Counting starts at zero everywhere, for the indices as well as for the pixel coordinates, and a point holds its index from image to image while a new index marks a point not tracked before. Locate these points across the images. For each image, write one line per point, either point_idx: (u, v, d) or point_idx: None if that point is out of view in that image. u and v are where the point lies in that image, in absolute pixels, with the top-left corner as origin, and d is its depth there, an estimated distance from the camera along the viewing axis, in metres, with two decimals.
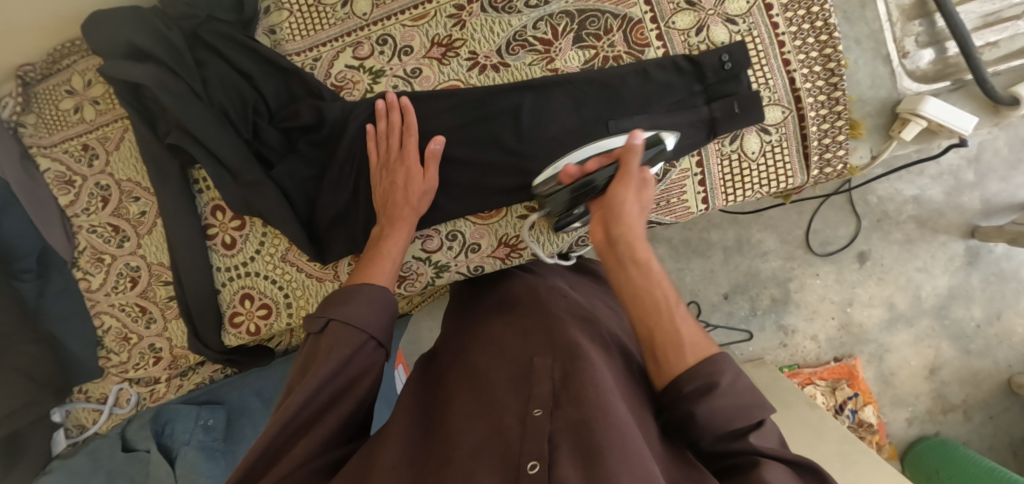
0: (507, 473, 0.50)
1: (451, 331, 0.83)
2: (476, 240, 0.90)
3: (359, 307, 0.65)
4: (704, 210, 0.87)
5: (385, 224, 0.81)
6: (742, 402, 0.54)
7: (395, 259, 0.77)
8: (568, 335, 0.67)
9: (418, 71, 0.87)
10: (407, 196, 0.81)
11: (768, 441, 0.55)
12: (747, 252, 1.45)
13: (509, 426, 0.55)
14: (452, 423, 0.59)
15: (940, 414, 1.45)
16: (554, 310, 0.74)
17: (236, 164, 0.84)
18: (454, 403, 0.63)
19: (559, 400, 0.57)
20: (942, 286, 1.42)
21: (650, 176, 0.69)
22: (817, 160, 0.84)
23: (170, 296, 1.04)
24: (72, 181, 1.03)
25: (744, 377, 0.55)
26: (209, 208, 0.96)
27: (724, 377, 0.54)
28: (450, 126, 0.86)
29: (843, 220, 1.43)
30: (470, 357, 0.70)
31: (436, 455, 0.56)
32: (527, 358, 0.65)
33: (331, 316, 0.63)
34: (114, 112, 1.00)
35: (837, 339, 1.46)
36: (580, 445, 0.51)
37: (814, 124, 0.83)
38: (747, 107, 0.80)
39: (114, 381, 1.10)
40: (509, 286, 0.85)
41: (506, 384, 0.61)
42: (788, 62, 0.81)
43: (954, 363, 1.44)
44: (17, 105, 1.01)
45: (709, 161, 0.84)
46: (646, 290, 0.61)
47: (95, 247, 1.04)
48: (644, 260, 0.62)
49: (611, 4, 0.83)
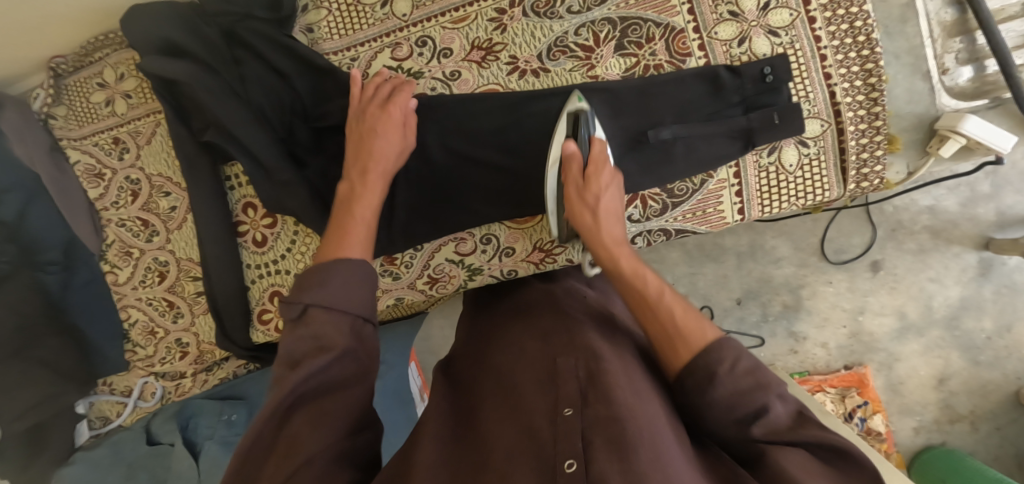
0: (544, 475, 0.50)
1: (467, 332, 0.84)
2: (511, 244, 0.90)
3: (334, 287, 0.60)
4: (740, 220, 0.87)
5: (355, 182, 0.76)
6: (743, 385, 0.55)
7: (370, 225, 0.72)
8: (589, 337, 0.67)
9: (457, 74, 0.87)
10: (387, 152, 0.78)
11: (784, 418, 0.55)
12: (761, 258, 1.47)
13: (541, 426, 0.55)
14: (490, 428, 0.59)
15: (947, 424, 1.46)
16: (573, 312, 0.74)
17: (272, 161, 0.83)
18: (486, 407, 0.63)
19: (587, 399, 0.58)
20: (954, 297, 1.44)
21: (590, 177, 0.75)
22: (853, 174, 0.84)
23: (199, 291, 1.03)
24: (101, 174, 1.03)
25: (745, 359, 0.57)
26: (241, 205, 0.96)
27: (722, 365, 0.56)
28: (490, 130, 0.86)
29: (858, 230, 1.44)
30: (492, 360, 0.71)
31: (473, 458, 0.56)
32: (550, 360, 0.65)
33: (310, 303, 0.58)
34: (146, 106, 0.99)
35: (847, 347, 1.48)
36: (612, 441, 0.52)
37: (853, 138, 0.83)
38: (786, 118, 0.80)
39: (139, 375, 1.10)
40: (524, 292, 0.85)
41: (531, 385, 0.62)
42: (829, 76, 0.82)
43: (963, 374, 1.46)
44: (48, 97, 1.01)
45: (747, 172, 0.84)
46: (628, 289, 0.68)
47: (124, 241, 1.04)
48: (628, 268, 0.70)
49: (654, 12, 0.82)
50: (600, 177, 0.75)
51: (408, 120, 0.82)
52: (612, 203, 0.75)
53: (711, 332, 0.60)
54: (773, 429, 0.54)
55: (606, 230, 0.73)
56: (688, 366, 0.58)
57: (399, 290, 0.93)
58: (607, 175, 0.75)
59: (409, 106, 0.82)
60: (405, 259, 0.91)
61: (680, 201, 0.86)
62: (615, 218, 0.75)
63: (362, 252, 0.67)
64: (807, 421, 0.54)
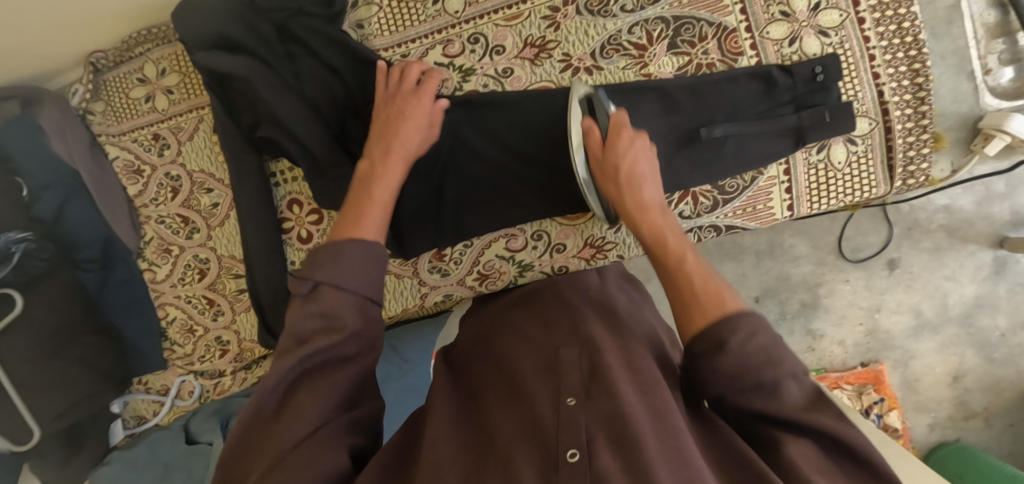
0: (546, 464, 0.51)
1: (469, 321, 0.87)
2: (562, 241, 0.91)
3: (346, 263, 0.57)
4: (789, 217, 0.88)
5: (376, 161, 0.72)
6: (752, 362, 0.54)
7: (385, 206, 0.68)
8: (592, 330, 0.69)
9: (510, 71, 0.88)
10: (409, 143, 0.75)
11: (795, 398, 0.54)
12: (779, 257, 1.49)
13: (544, 415, 0.56)
14: (494, 415, 0.60)
15: (961, 420, 1.49)
16: (576, 303, 0.76)
17: (329, 157, 0.84)
18: (490, 395, 0.64)
19: (589, 390, 0.59)
20: (969, 295, 1.46)
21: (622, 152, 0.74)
22: (900, 171, 0.85)
23: (240, 289, 1.02)
24: (141, 171, 1.02)
25: (762, 335, 0.55)
26: (286, 201, 0.96)
27: (734, 336, 0.55)
28: (545, 124, 0.86)
29: (875, 228, 1.47)
30: (498, 349, 0.72)
31: (478, 445, 0.57)
32: (554, 350, 0.66)
33: (320, 278, 0.55)
34: (188, 102, 0.99)
35: (864, 345, 1.50)
36: (616, 437, 0.52)
37: (900, 136, 0.84)
38: (837, 116, 0.81)
39: (178, 373, 1.09)
40: (528, 286, 0.88)
41: (534, 373, 0.63)
42: (877, 75, 0.83)
43: (977, 371, 1.48)
44: (87, 93, 1.00)
45: (797, 170, 0.86)
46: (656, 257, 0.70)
47: (163, 238, 1.03)
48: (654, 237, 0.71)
49: (707, 12, 0.84)
50: (618, 144, 0.74)
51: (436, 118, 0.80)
52: (636, 165, 0.74)
53: (731, 299, 0.60)
54: (784, 405, 0.53)
55: (629, 197, 0.73)
56: (700, 334, 0.58)
57: (448, 286, 0.94)
58: (624, 140, 0.74)
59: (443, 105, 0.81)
60: (455, 256, 0.92)
61: (731, 198, 0.87)
62: (641, 181, 0.74)
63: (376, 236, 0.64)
64: (823, 406, 0.53)
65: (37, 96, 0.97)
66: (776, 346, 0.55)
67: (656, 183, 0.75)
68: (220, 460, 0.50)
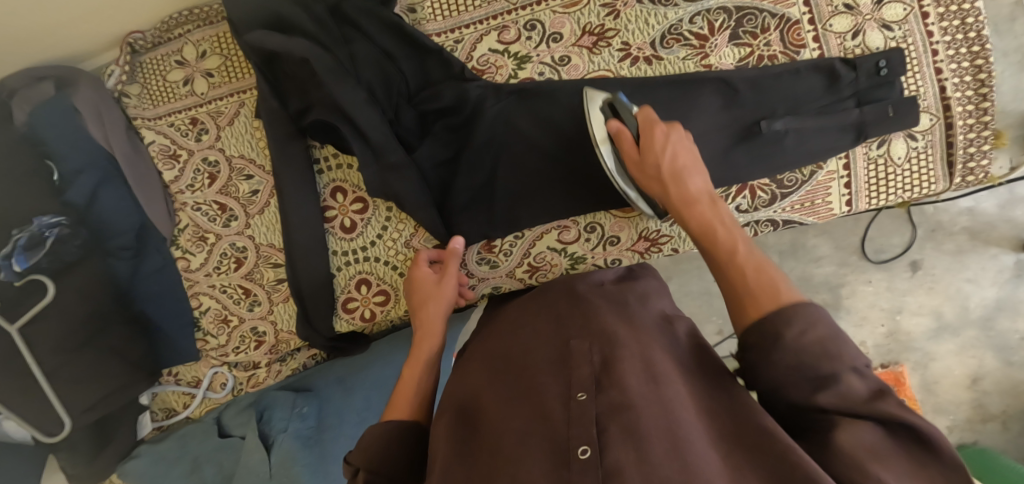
0: (558, 460, 0.51)
1: (483, 321, 0.86)
2: (616, 233, 0.89)
3: (388, 450, 0.60)
4: (847, 212, 0.87)
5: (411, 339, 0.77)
6: (806, 355, 0.50)
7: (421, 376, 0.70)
8: (605, 321, 0.68)
9: (567, 60, 0.86)
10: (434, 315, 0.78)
11: (856, 387, 0.48)
12: (802, 257, 1.48)
13: (555, 410, 0.56)
14: (501, 409, 0.60)
15: (979, 423, 1.43)
16: (588, 296, 0.76)
17: (384, 144, 0.81)
18: (499, 385, 0.64)
19: (601, 384, 0.58)
20: (990, 297, 1.42)
21: (654, 147, 0.72)
22: (960, 168, 0.84)
23: (278, 279, 0.99)
24: (177, 156, 0.99)
25: (821, 326, 0.51)
26: (330, 189, 0.94)
27: (789, 329, 0.51)
28: None
29: (898, 230, 1.45)
30: (509, 341, 0.73)
31: (488, 439, 0.57)
32: (564, 344, 0.66)
33: (359, 467, 0.58)
34: (229, 86, 0.96)
35: (884, 347, 1.47)
36: (625, 429, 0.52)
37: (961, 133, 0.83)
38: (901, 111, 0.80)
39: (211, 364, 1.06)
40: (548, 285, 0.88)
41: (545, 368, 0.63)
42: (940, 70, 0.82)
43: (996, 374, 1.43)
44: (123, 75, 0.97)
45: (857, 164, 0.84)
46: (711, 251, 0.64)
47: (199, 226, 1.00)
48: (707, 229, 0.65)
49: (770, 2, 0.83)
50: (652, 142, 0.72)
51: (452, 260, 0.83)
52: (677, 158, 0.71)
53: (787, 289, 0.55)
54: (842, 398, 0.48)
55: (673, 191, 0.70)
56: (753, 327, 0.54)
57: (496, 279, 0.92)
58: (659, 136, 0.72)
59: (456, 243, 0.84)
60: (504, 247, 0.90)
61: (789, 192, 0.85)
62: (686, 172, 0.70)
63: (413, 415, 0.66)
64: (886, 394, 0.47)
65: (72, 76, 0.95)
66: (835, 335, 0.51)
67: (704, 173, 0.71)
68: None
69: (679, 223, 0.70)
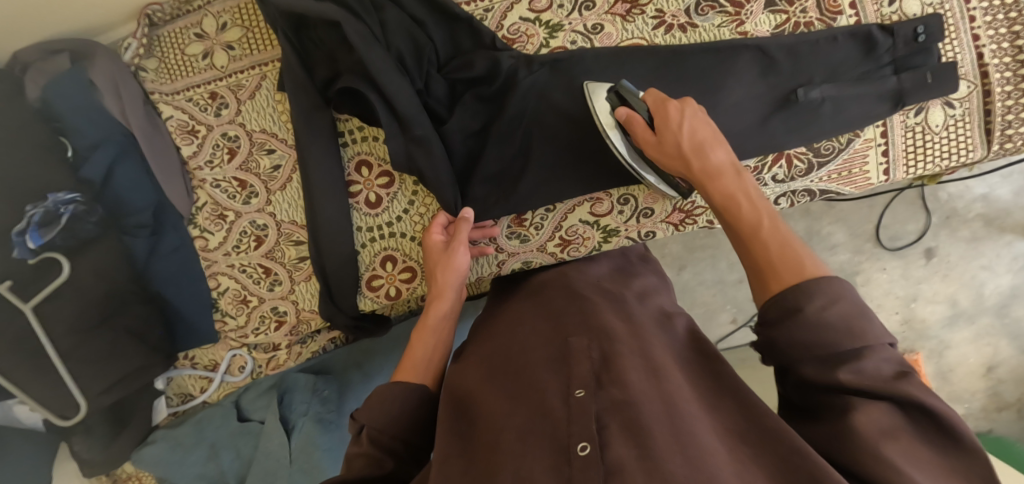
0: (558, 457, 0.50)
1: (483, 312, 0.84)
2: (649, 206, 0.88)
3: (393, 412, 0.62)
4: (885, 182, 0.87)
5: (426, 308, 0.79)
6: (829, 332, 0.49)
7: (433, 344, 0.72)
8: (604, 317, 0.67)
9: (599, 28, 0.85)
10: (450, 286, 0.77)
11: (876, 367, 0.48)
12: (817, 245, 1.38)
13: (553, 406, 0.55)
14: (498, 407, 0.58)
15: (994, 411, 1.38)
16: (585, 292, 0.74)
17: (411, 113, 0.79)
18: (496, 381, 0.63)
19: (600, 380, 0.57)
20: (1005, 284, 1.36)
21: (669, 122, 0.69)
22: (998, 135, 0.83)
23: (300, 257, 0.97)
24: (195, 131, 0.96)
25: (843, 302, 0.50)
26: (354, 163, 0.91)
27: (811, 302, 0.50)
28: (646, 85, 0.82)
29: (913, 215, 1.37)
30: (504, 335, 0.71)
31: (486, 437, 0.56)
32: (562, 340, 0.64)
33: (365, 424, 0.61)
34: (251, 58, 0.94)
35: (899, 334, 1.39)
36: (627, 427, 0.51)
37: (1000, 99, 0.82)
38: (940, 77, 0.79)
39: (229, 347, 1.03)
40: (537, 277, 0.85)
41: (543, 364, 0.61)
42: (978, 37, 0.81)
43: (1011, 362, 1.38)
44: (141, 48, 0.94)
45: (894, 131, 0.84)
46: (734, 222, 0.62)
47: (218, 203, 0.97)
48: (729, 202, 0.63)
49: None
50: (668, 112, 0.70)
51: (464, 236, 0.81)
52: (698, 129, 0.68)
53: (811, 269, 0.53)
54: (860, 376, 0.48)
55: (696, 163, 0.67)
56: (776, 299, 0.53)
57: (527, 253, 0.89)
58: (671, 111, 0.70)
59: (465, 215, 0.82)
60: (535, 221, 0.89)
61: (826, 160, 0.84)
62: (708, 144, 0.67)
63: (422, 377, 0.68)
64: (908, 376, 0.47)
65: (88, 50, 0.91)
66: (857, 311, 0.50)
67: (726, 146, 0.68)
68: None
69: (702, 196, 0.67)
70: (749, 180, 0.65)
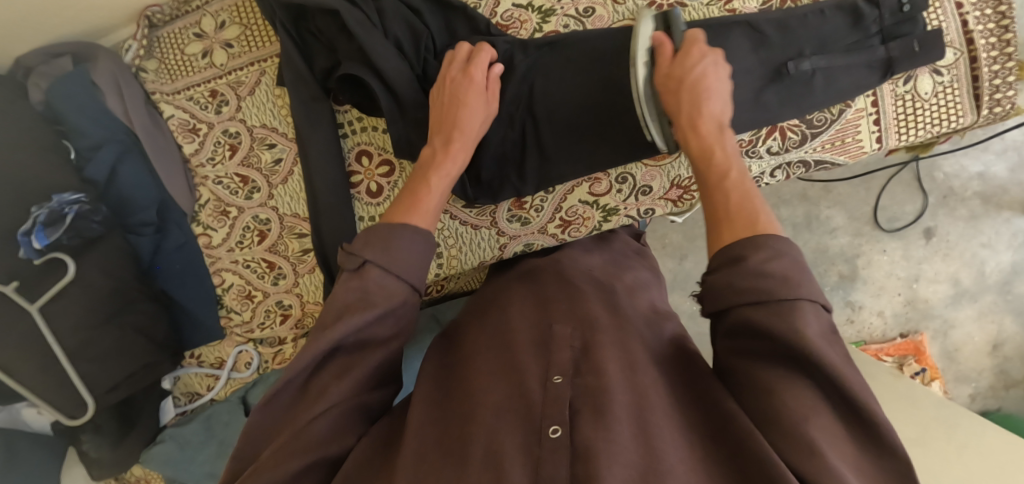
0: (529, 437, 0.52)
1: (476, 295, 0.83)
2: (648, 183, 0.90)
3: (407, 252, 0.59)
4: (878, 150, 0.88)
5: (438, 149, 0.73)
6: (765, 282, 0.50)
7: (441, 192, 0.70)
8: (591, 306, 0.68)
9: (591, 10, 0.87)
10: (473, 126, 0.75)
11: (809, 325, 0.49)
12: (816, 229, 1.39)
13: (530, 390, 0.56)
14: (477, 384, 0.59)
15: (1002, 389, 1.38)
16: (574, 281, 0.74)
17: (412, 99, 0.82)
18: (478, 360, 0.63)
19: (579, 368, 0.59)
20: (1006, 262, 1.37)
21: (693, 67, 0.71)
22: (987, 100, 0.85)
23: (303, 249, 0.98)
24: (196, 130, 0.97)
25: (786, 259, 0.52)
26: (355, 153, 0.93)
27: (757, 253, 0.52)
28: None
29: (910, 197, 1.38)
30: (489, 318, 0.71)
31: (462, 410, 0.57)
32: (547, 326, 0.65)
33: (368, 258, 0.58)
34: (250, 55, 0.96)
35: (903, 315, 1.39)
36: (597, 411, 0.53)
37: (986, 65, 0.84)
38: (926, 45, 0.80)
39: (235, 342, 1.03)
40: (531, 261, 0.86)
41: (525, 348, 0.62)
42: (960, 5, 0.82)
43: (1017, 338, 1.38)
44: (141, 48, 0.96)
45: (885, 101, 0.86)
46: (706, 165, 0.65)
47: (221, 200, 0.98)
48: (705, 147, 0.66)
49: None
50: (687, 60, 0.72)
51: (490, 102, 0.79)
52: (701, 79, 0.70)
53: (765, 222, 0.56)
54: (799, 330, 0.48)
55: (688, 108, 0.69)
56: (726, 248, 0.55)
57: (528, 235, 0.91)
58: (697, 53, 0.72)
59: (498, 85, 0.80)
60: (535, 204, 0.91)
61: (819, 131, 0.87)
62: (704, 96, 0.69)
63: (431, 225, 0.65)
64: (835, 342, 0.49)
65: (89, 51, 0.94)
66: (795, 272, 0.51)
67: (722, 106, 0.70)
68: (247, 430, 0.54)
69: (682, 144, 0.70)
70: (731, 138, 0.68)
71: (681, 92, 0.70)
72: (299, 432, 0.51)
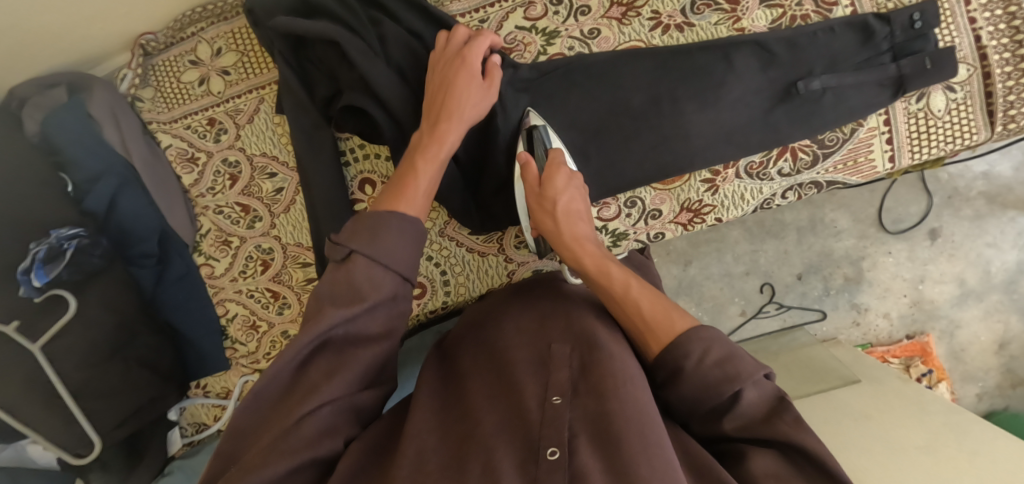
0: (526, 458, 0.50)
1: (474, 308, 0.82)
2: (657, 206, 0.89)
3: (394, 241, 0.57)
4: (891, 169, 0.87)
5: (426, 133, 0.71)
6: (708, 381, 0.55)
7: (430, 177, 0.67)
8: (589, 322, 0.66)
9: (596, 32, 0.84)
10: (466, 109, 0.73)
11: (750, 411, 0.54)
12: (821, 232, 1.38)
13: (528, 409, 0.55)
14: (477, 408, 0.58)
15: (1009, 388, 1.37)
16: (573, 296, 0.73)
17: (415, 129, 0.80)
18: (476, 383, 0.62)
19: (578, 389, 0.58)
20: (1011, 261, 1.35)
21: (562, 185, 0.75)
22: (1001, 116, 0.83)
23: (308, 279, 0.96)
24: (195, 159, 0.96)
25: (719, 348, 0.56)
26: (357, 182, 0.91)
27: (689, 358, 0.56)
28: (648, 79, 0.82)
29: (914, 198, 1.36)
30: (489, 336, 0.70)
31: (461, 430, 0.56)
32: (544, 344, 0.64)
33: (355, 248, 0.56)
34: (248, 82, 0.94)
35: (909, 316, 1.38)
36: (599, 437, 0.52)
37: (1000, 80, 0.82)
38: (939, 62, 0.78)
39: (241, 373, 1.01)
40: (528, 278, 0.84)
41: (522, 367, 0.61)
42: (974, 20, 0.81)
43: None
44: (136, 78, 0.95)
45: (897, 119, 0.84)
46: (610, 287, 0.67)
47: (221, 230, 0.97)
48: (600, 269, 0.69)
49: None
50: (555, 180, 0.75)
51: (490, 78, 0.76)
52: (571, 203, 0.75)
53: (679, 317, 0.61)
54: (739, 419, 0.54)
55: (565, 231, 0.74)
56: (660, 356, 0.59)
57: (537, 261, 0.92)
58: (563, 175, 0.76)
59: (494, 64, 0.77)
60: None
61: (831, 151, 0.85)
62: (579, 217, 0.75)
63: (420, 210, 0.63)
64: (785, 409, 0.53)
65: (86, 83, 0.91)
66: (732, 353, 0.56)
67: (590, 225, 0.76)
68: (232, 428, 0.51)
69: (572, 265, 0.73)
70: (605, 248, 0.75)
71: (557, 218, 0.74)
72: (288, 432, 0.49)
